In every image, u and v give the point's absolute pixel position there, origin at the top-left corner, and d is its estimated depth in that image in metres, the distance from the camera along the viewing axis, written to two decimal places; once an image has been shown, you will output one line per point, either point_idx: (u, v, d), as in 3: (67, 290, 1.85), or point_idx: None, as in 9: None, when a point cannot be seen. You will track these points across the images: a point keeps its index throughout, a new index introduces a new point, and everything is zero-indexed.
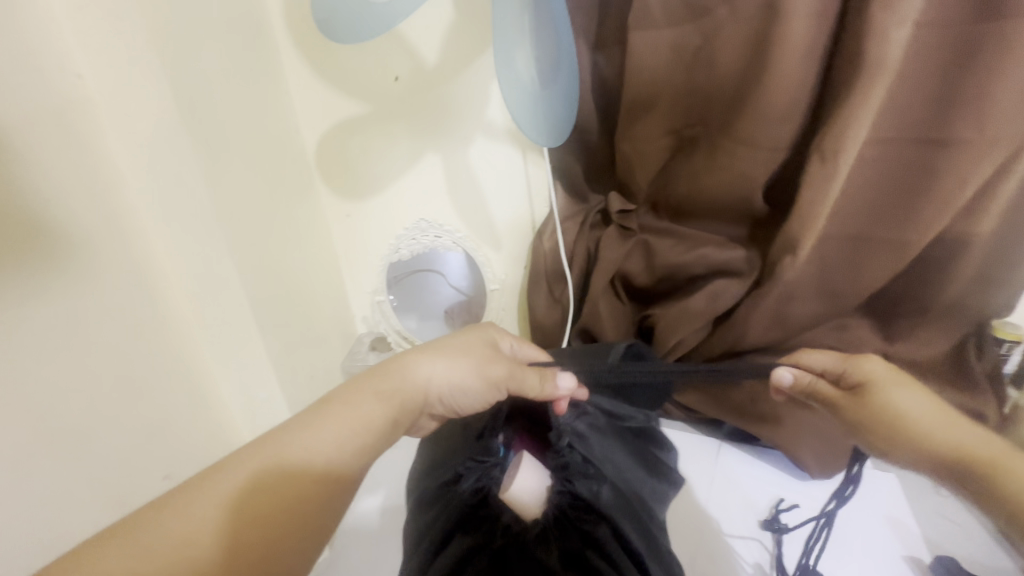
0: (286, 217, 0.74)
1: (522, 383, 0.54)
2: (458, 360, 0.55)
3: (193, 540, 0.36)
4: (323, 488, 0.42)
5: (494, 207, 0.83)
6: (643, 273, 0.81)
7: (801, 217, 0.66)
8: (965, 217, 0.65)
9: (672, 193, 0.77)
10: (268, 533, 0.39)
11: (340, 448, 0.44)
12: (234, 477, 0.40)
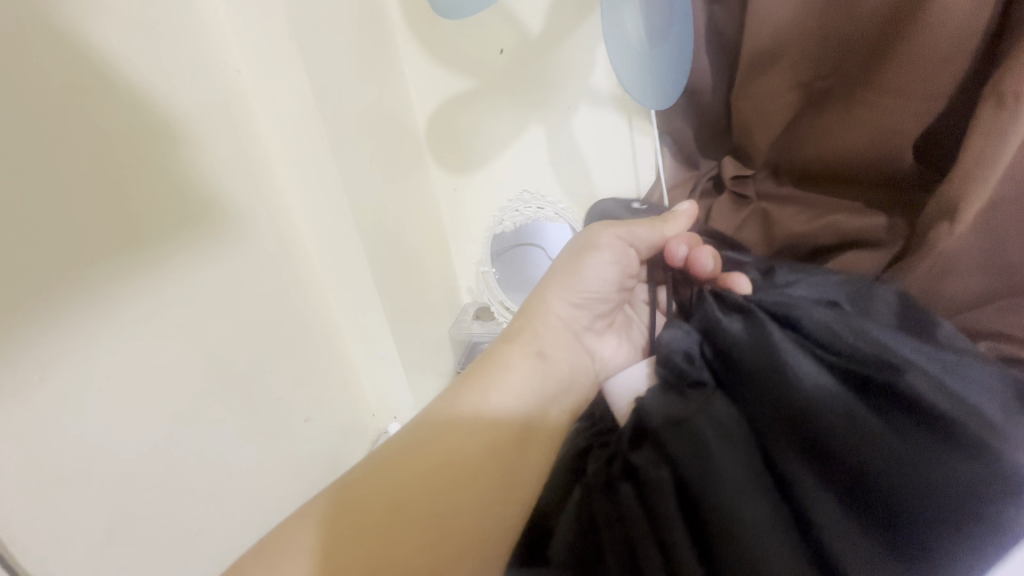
0: (402, 191, 0.80)
1: (636, 233, 0.58)
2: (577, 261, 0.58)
3: (381, 496, 0.44)
4: (471, 440, 0.47)
5: (597, 177, 0.82)
6: (760, 244, 0.74)
7: (962, 175, 0.55)
8: None
9: (798, 155, 0.70)
10: (433, 493, 0.44)
11: (493, 410, 0.49)
12: (404, 438, 0.47)
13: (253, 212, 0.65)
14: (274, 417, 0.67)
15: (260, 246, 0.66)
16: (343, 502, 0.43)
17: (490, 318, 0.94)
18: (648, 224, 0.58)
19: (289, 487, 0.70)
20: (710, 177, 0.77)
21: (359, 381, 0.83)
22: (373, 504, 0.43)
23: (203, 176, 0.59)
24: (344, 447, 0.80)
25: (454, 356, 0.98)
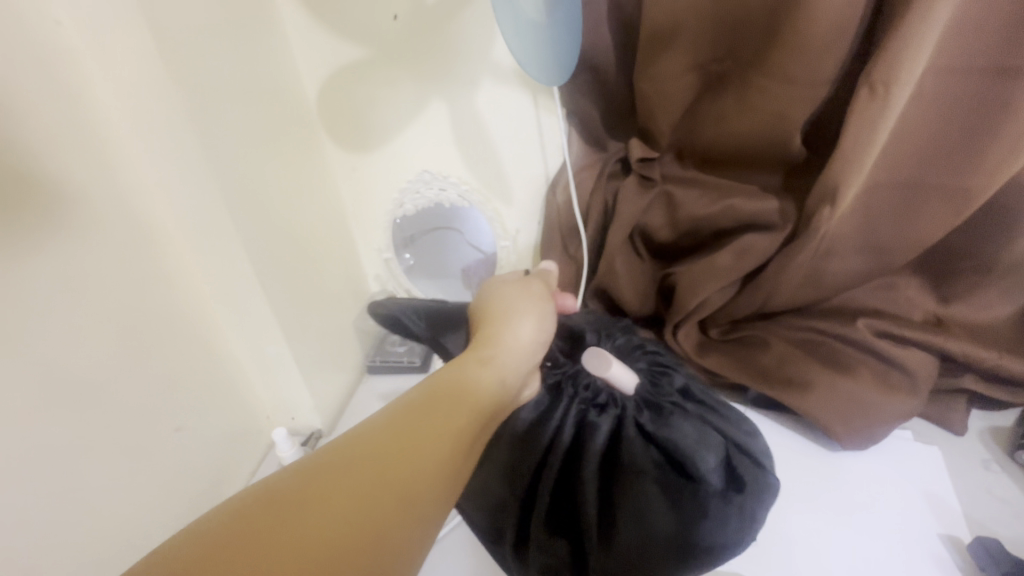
0: (282, 172, 0.71)
1: (522, 296, 0.59)
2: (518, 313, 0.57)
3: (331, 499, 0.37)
4: (434, 438, 0.43)
5: (504, 158, 0.78)
6: (664, 228, 0.74)
7: (842, 163, 0.57)
8: None
9: (699, 139, 0.70)
10: (388, 488, 0.39)
11: (459, 399, 0.47)
12: (359, 438, 0.42)
13: (92, 196, 0.54)
14: (136, 431, 0.59)
15: (103, 232, 0.56)
16: (281, 516, 0.35)
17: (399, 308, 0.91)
18: (539, 283, 0.62)
19: (160, 508, 0.61)
20: (617, 160, 0.76)
21: (247, 382, 0.75)
22: (323, 512, 0.36)
23: (17, 149, 0.47)
24: (230, 456, 0.72)
25: (360, 349, 0.92)
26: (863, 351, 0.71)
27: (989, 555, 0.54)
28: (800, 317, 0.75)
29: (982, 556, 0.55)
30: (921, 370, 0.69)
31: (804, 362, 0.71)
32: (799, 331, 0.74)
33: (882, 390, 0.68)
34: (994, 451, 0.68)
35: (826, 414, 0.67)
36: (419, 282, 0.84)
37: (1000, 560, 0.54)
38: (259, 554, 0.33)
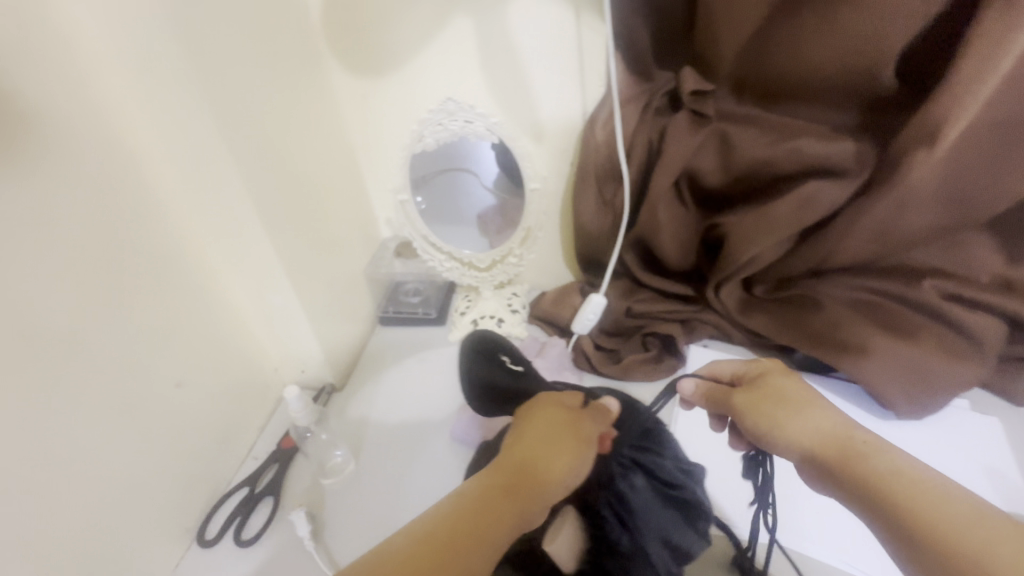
0: (285, 97, 0.61)
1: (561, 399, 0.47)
2: (562, 436, 0.43)
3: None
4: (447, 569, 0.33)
5: (536, 88, 0.68)
6: (716, 172, 0.66)
7: (953, 102, 0.50)
8: None
9: (768, 67, 0.60)
10: None
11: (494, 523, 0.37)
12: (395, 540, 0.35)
13: (61, 113, 0.46)
14: (132, 386, 0.53)
15: (77, 160, 0.47)
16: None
17: (412, 255, 0.84)
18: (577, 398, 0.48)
19: (165, 468, 0.57)
20: (666, 92, 0.66)
21: (251, 332, 0.69)
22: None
23: None
24: (237, 410, 0.67)
25: (371, 298, 0.86)
26: (924, 315, 0.65)
27: None
28: (856, 276, 0.67)
29: None
30: (990, 337, 0.63)
31: (860, 325, 0.65)
32: (854, 290, 0.68)
33: (945, 356, 0.63)
34: None
35: (884, 382, 0.63)
36: (438, 229, 0.76)
37: None
38: None
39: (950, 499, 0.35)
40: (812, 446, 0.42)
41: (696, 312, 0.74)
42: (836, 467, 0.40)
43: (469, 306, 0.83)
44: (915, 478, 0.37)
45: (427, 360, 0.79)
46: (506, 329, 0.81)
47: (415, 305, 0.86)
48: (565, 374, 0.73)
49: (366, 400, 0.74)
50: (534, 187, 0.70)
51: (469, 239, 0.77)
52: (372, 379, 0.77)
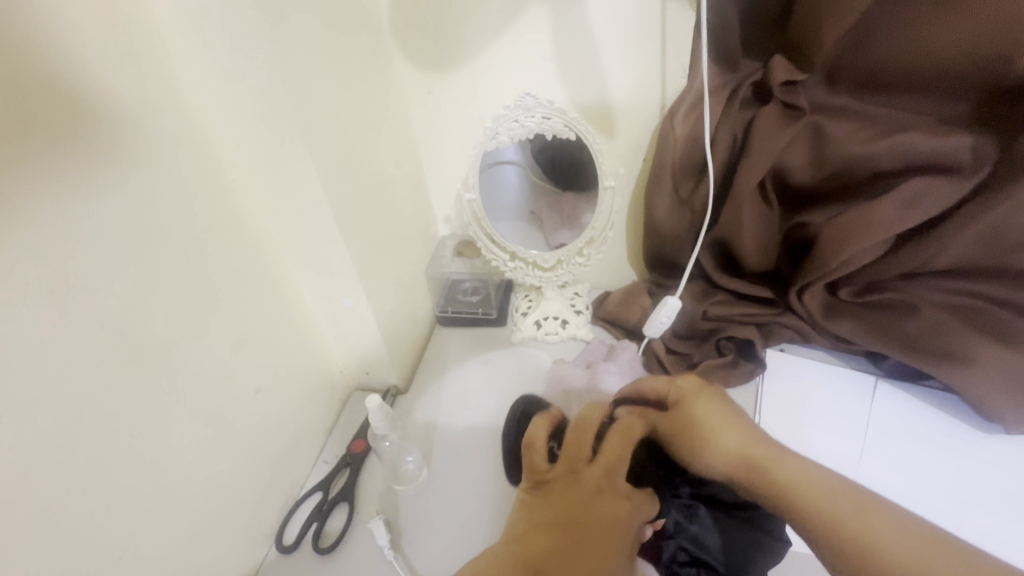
0: (357, 95, 0.60)
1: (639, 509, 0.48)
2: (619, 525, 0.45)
3: None
4: None
5: (613, 80, 0.65)
6: (807, 168, 0.62)
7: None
8: None
9: (873, 56, 0.55)
10: None
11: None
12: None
13: (149, 118, 0.45)
14: (218, 394, 0.52)
15: (164, 167, 0.46)
16: None
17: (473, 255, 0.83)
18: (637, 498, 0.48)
19: (245, 475, 0.56)
20: (754, 84, 0.62)
21: (319, 335, 0.68)
22: None
23: (58, 53, 0.37)
24: (308, 414, 0.67)
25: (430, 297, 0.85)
26: None
27: None
28: (958, 279, 0.62)
29: None
30: None
31: (965, 334, 0.60)
32: (953, 294, 0.62)
33: None
34: None
35: (994, 393, 0.59)
36: (503, 229, 0.73)
37: None
38: None
39: (844, 501, 0.40)
40: (725, 469, 0.46)
41: (777, 316, 0.70)
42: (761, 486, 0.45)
43: (532, 307, 0.81)
44: (824, 492, 0.41)
45: (491, 362, 0.77)
46: (570, 331, 0.78)
47: (475, 304, 0.84)
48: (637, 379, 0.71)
49: (431, 403, 0.73)
50: (609, 185, 0.67)
51: (535, 240, 0.73)
52: (435, 381, 0.76)
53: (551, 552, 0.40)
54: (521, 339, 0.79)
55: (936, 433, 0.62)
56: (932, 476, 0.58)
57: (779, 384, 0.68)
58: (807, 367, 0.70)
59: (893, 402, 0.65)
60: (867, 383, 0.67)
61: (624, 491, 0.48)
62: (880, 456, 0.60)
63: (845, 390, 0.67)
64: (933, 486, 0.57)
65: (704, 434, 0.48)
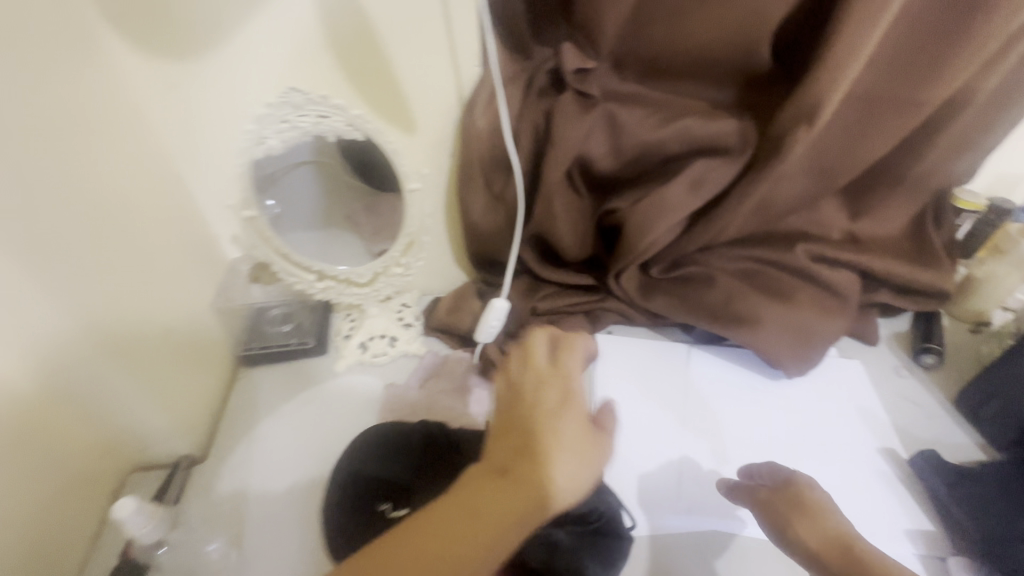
0: (48, 98, 0.44)
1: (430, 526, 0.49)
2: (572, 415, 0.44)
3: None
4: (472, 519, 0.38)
5: (403, 68, 0.58)
6: (608, 157, 0.62)
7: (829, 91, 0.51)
8: (959, 70, 0.54)
9: (650, 44, 0.57)
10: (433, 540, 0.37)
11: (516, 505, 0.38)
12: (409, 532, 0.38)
13: None
14: None
15: None
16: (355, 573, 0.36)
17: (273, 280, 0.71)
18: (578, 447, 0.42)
19: None
20: (547, 72, 0.61)
21: None
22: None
23: None
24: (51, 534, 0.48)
25: (229, 337, 0.71)
26: (800, 278, 0.70)
27: (928, 463, 0.59)
28: (736, 248, 0.70)
29: (922, 465, 0.59)
30: (850, 290, 0.69)
31: (751, 298, 0.68)
32: (739, 260, 0.70)
33: (820, 313, 0.68)
34: (903, 355, 0.72)
35: (774, 345, 0.66)
36: (303, 247, 0.64)
37: (938, 468, 0.58)
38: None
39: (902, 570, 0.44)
40: (818, 543, 0.47)
41: (599, 301, 0.72)
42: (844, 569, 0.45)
43: (354, 328, 0.72)
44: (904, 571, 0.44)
45: (309, 403, 0.67)
46: (401, 348, 0.71)
47: (286, 336, 0.71)
48: (476, 389, 0.66)
49: (245, 464, 0.61)
50: (415, 187, 0.59)
51: (355, 247, 0.66)
52: (245, 438, 0.63)
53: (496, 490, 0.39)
54: (346, 367, 0.69)
55: (737, 385, 0.69)
56: (738, 425, 0.64)
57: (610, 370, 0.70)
58: (633, 346, 0.72)
59: (703, 364, 0.71)
60: (681, 352, 0.72)
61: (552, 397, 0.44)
62: (697, 417, 0.65)
63: (665, 361, 0.71)
64: (740, 435, 0.64)
65: (810, 502, 0.50)
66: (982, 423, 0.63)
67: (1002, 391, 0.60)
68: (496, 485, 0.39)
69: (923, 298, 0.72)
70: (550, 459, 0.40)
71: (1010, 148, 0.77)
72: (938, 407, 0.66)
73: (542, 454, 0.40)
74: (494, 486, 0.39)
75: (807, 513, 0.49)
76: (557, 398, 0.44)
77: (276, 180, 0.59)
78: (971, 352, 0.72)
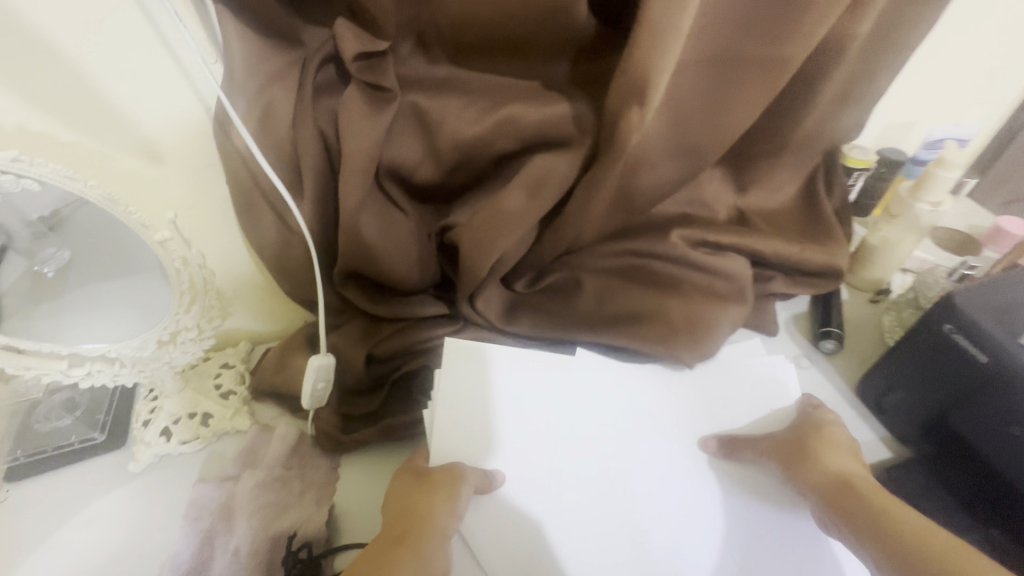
0: None
1: None
2: (407, 494, 0.46)
3: None
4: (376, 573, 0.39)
5: (107, 77, 0.42)
6: (425, 161, 0.49)
7: (654, 68, 0.40)
8: (822, 14, 0.44)
9: (445, 10, 0.42)
10: None
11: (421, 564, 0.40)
12: None
13: None
14: None
15: None
16: None
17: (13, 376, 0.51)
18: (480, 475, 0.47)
19: None
20: (324, 58, 0.45)
21: None
22: None
23: None
24: None
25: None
26: (686, 271, 0.61)
27: None
28: (613, 241, 0.61)
29: None
30: (742, 282, 0.61)
31: (624, 295, 0.59)
32: (617, 258, 0.61)
33: (707, 304, 0.59)
34: (804, 342, 0.65)
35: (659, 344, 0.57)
36: (81, 318, 0.49)
37: None
38: None
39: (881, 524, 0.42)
40: (822, 485, 0.47)
41: (458, 330, 0.58)
42: (866, 517, 0.43)
43: (156, 414, 0.57)
44: None
45: (87, 522, 0.52)
46: (216, 428, 0.57)
47: (66, 435, 0.55)
48: (310, 471, 0.54)
49: None
50: (165, 239, 0.47)
51: (162, 298, 0.51)
52: None
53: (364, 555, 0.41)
54: (142, 468, 0.55)
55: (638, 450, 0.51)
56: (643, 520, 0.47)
57: (457, 410, 0.50)
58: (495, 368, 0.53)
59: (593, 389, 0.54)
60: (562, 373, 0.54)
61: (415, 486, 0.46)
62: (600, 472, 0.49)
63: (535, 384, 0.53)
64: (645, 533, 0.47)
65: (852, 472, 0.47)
66: (889, 417, 0.56)
67: (901, 383, 0.53)
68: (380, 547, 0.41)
69: (817, 277, 0.65)
70: (433, 497, 0.44)
71: (895, 93, 0.70)
72: (842, 401, 0.59)
73: (424, 514, 0.43)
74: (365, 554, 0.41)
75: (822, 454, 0.49)
76: (399, 498, 0.45)
77: (69, 223, 0.45)
78: (874, 324, 0.66)
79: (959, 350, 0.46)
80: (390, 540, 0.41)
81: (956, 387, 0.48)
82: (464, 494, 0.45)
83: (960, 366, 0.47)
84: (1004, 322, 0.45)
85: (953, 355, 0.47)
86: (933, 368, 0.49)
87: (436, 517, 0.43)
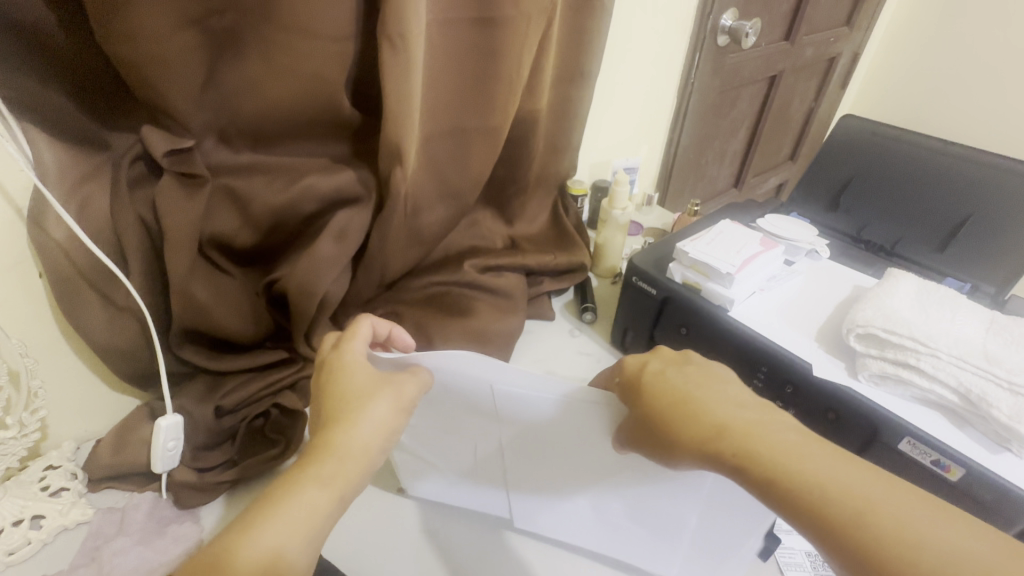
0: None
1: None
2: (352, 407, 0.44)
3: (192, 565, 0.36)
4: (299, 509, 0.39)
5: None
6: (243, 229, 0.60)
7: (403, 139, 0.59)
8: (508, 98, 0.69)
9: (241, 114, 0.56)
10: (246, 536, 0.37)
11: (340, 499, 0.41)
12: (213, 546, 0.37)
13: None
14: None
15: None
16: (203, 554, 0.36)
17: None
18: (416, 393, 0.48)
19: None
20: (134, 158, 0.54)
21: None
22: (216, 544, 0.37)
23: None
24: None
25: None
26: (477, 291, 0.79)
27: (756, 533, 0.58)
28: (419, 278, 0.78)
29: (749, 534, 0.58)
30: (515, 289, 0.81)
31: (439, 323, 0.73)
32: (427, 288, 0.78)
33: (495, 312, 0.77)
34: (574, 321, 0.87)
35: (468, 358, 0.72)
36: None
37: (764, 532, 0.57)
38: (236, 528, 0.37)
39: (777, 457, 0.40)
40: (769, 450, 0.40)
41: (299, 372, 0.66)
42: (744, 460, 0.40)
43: None
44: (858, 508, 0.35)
45: None
46: (51, 527, 0.55)
47: None
48: (173, 527, 0.57)
49: None
50: None
51: None
52: None
53: (289, 480, 0.40)
54: None
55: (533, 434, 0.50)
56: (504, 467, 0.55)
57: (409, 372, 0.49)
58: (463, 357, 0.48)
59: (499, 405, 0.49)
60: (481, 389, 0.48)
61: (362, 395, 0.45)
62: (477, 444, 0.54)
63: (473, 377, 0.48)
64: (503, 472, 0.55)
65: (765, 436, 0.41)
66: (629, 350, 0.78)
67: (629, 325, 0.76)
68: (305, 474, 0.40)
69: (570, 271, 0.89)
70: (362, 412, 0.43)
71: (590, 142, 1.03)
72: (603, 352, 0.81)
73: (354, 434, 0.43)
74: (292, 479, 0.40)
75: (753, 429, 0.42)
76: (345, 401, 0.45)
77: None
78: (613, 297, 0.93)
79: (642, 290, 0.71)
80: (322, 473, 0.40)
81: (667, 332, 0.71)
82: (400, 415, 0.45)
83: (649, 301, 0.70)
84: (658, 268, 0.70)
85: (643, 295, 0.71)
86: (640, 308, 0.72)
87: (363, 439, 0.43)
